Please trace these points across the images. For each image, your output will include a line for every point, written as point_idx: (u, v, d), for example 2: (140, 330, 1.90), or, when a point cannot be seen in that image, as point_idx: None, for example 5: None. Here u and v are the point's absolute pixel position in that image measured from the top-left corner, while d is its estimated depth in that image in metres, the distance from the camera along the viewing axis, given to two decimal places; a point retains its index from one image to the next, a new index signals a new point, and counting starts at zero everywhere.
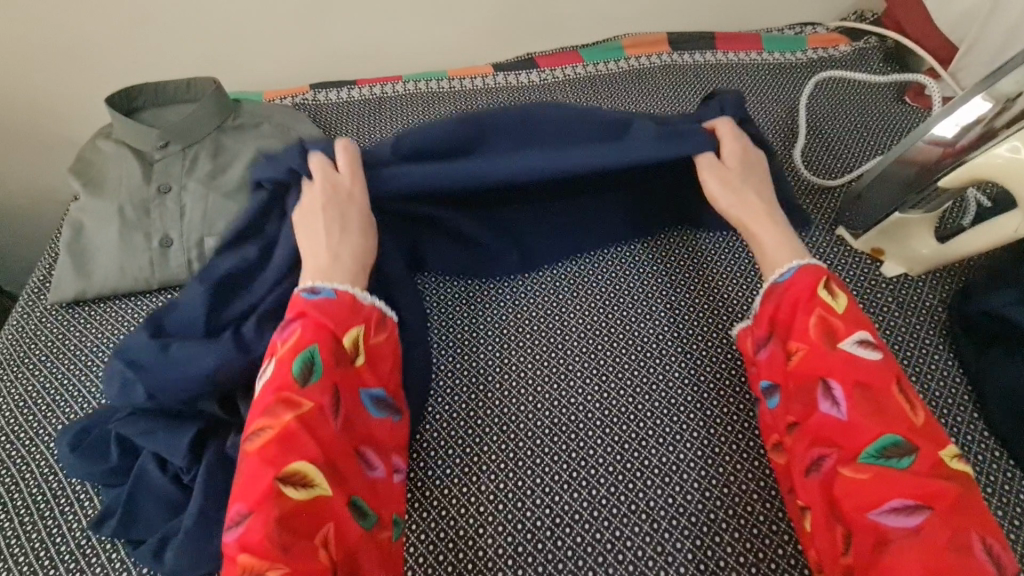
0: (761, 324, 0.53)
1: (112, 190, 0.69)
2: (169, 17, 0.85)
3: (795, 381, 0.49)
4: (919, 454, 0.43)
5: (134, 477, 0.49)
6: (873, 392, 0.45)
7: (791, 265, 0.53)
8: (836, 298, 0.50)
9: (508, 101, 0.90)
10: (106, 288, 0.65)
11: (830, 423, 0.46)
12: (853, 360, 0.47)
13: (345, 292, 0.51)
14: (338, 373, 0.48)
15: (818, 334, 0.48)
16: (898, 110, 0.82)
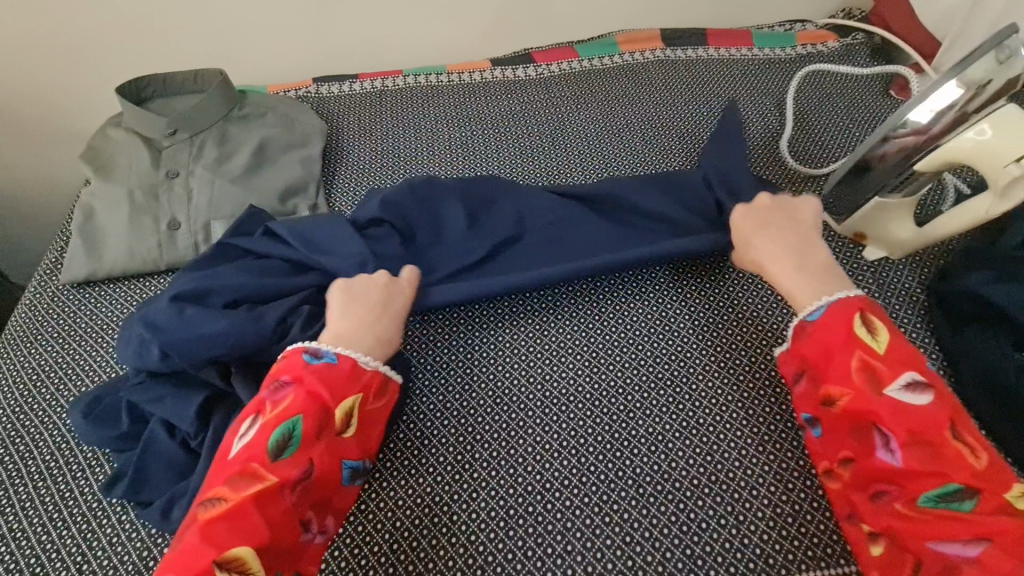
0: (796, 363, 0.53)
1: (122, 175, 0.71)
2: (177, 12, 0.88)
3: (844, 423, 0.48)
4: (981, 497, 0.43)
5: (144, 442, 0.51)
6: (926, 438, 0.45)
7: (822, 302, 0.52)
8: (877, 337, 0.49)
9: (505, 94, 0.93)
10: (116, 269, 0.68)
11: (885, 469, 0.46)
12: (901, 407, 0.46)
13: (347, 358, 0.50)
14: (315, 450, 0.45)
15: (860, 378, 0.47)
16: (882, 103, 0.85)
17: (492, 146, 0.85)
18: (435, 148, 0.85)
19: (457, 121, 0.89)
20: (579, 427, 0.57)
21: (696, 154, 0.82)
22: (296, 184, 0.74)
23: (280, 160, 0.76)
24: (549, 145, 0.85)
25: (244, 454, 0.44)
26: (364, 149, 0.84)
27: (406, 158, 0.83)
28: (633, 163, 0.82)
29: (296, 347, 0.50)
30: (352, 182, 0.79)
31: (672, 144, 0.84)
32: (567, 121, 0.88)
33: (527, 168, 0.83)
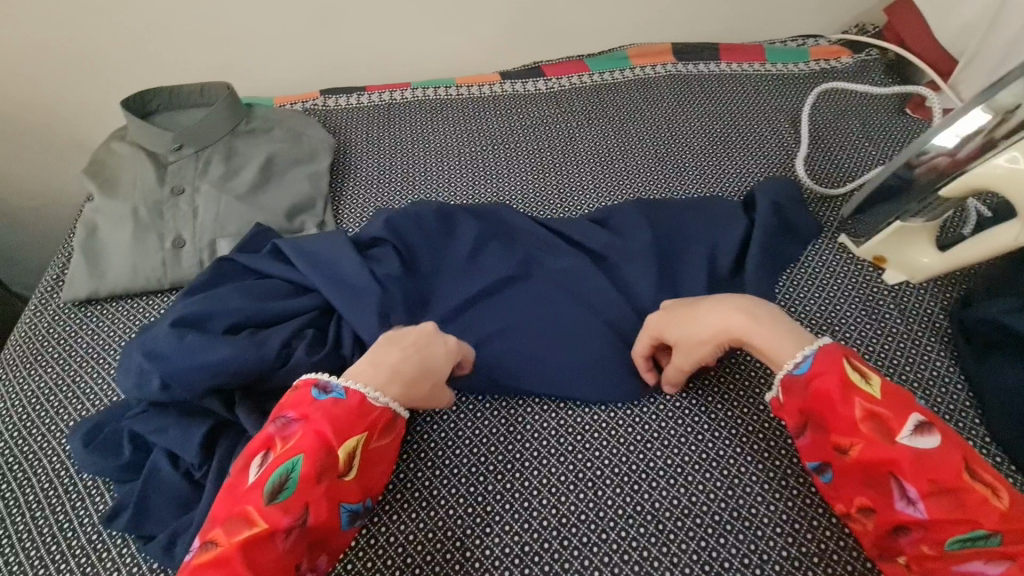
0: (796, 415, 0.48)
1: (126, 191, 0.70)
2: (184, 22, 0.87)
3: (857, 473, 0.44)
4: (1010, 535, 0.39)
5: (146, 473, 0.50)
6: (943, 482, 0.41)
7: (807, 351, 0.48)
8: (868, 381, 0.45)
9: (515, 108, 0.91)
10: (118, 287, 0.66)
11: (905, 517, 0.42)
12: (912, 453, 0.42)
13: (355, 393, 0.47)
14: (314, 492, 0.43)
15: (865, 426, 0.44)
16: (899, 121, 0.84)
17: (502, 162, 0.84)
18: (444, 164, 0.84)
19: (467, 135, 0.88)
20: (598, 469, 0.55)
21: (710, 172, 0.81)
22: (303, 202, 0.73)
23: (287, 177, 0.75)
24: (560, 161, 0.84)
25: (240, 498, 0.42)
26: (371, 165, 0.83)
27: (414, 175, 0.82)
28: (646, 181, 0.81)
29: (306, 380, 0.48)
30: (360, 198, 0.78)
31: (686, 161, 0.83)
32: (578, 136, 0.87)
33: (537, 185, 0.81)
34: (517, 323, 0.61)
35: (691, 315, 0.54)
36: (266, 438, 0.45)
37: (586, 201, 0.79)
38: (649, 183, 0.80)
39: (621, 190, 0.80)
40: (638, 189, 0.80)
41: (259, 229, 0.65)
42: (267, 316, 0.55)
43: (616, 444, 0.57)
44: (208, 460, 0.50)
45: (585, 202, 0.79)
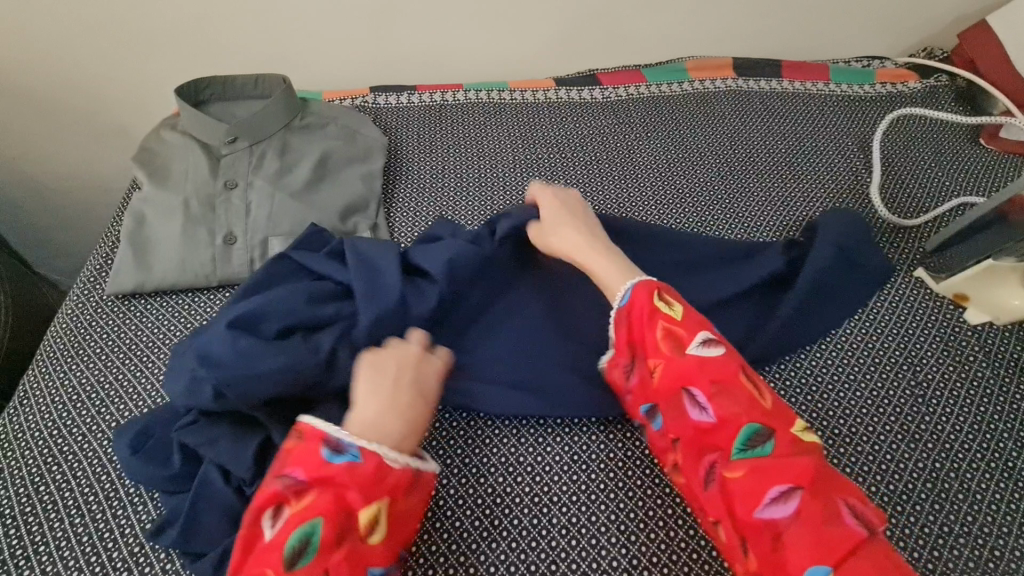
0: (621, 350, 0.53)
1: (178, 182, 0.67)
2: (239, 10, 0.85)
3: (663, 398, 0.49)
4: (779, 439, 0.45)
5: (195, 487, 0.47)
6: (727, 388, 0.47)
7: (627, 285, 0.54)
8: (672, 307, 0.51)
9: (571, 116, 0.89)
10: (165, 282, 0.64)
11: (703, 431, 0.47)
12: (703, 365, 0.48)
13: (372, 455, 0.44)
14: (334, 558, 0.41)
15: (665, 346, 0.50)
16: (972, 152, 0.81)
17: (558, 172, 0.82)
18: (499, 170, 0.81)
19: (522, 142, 0.85)
20: (670, 509, 0.52)
21: (775, 195, 0.78)
22: (357, 203, 0.70)
23: (341, 176, 0.72)
24: (618, 173, 0.81)
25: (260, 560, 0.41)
26: (424, 168, 0.80)
27: (469, 180, 0.79)
28: (707, 199, 0.78)
29: (312, 430, 0.45)
30: (412, 202, 0.75)
31: (749, 181, 0.80)
32: (637, 148, 0.84)
33: (594, 197, 0.79)
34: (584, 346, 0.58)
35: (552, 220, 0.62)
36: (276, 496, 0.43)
37: (644, 215, 0.77)
38: (710, 202, 0.78)
39: (681, 206, 0.77)
40: (698, 206, 0.77)
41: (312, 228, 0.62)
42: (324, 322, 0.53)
43: None
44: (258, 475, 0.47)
45: (644, 216, 0.76)
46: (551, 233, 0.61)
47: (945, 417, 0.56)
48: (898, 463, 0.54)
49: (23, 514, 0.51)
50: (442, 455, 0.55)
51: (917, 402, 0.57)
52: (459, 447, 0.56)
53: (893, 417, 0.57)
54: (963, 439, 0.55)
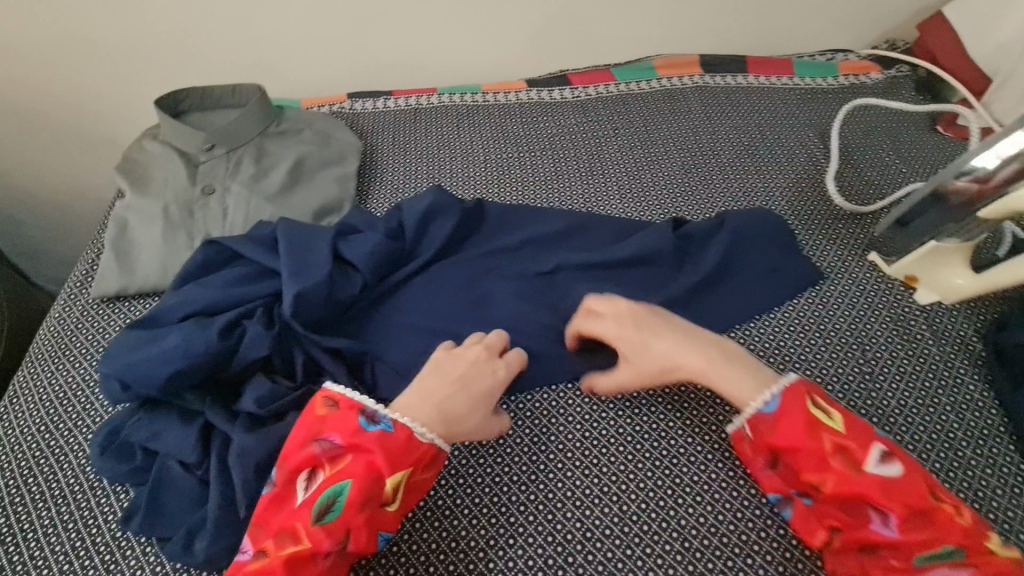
0: (767, 453, 0.51)
1: (158, 189, 0.70)
2: (218, 25, 0.88)
3: (831, 504, 0.47)
4: (965, 548, 0.44)
5: (155, 477, 0.49)
6: (910, 502, 0.45)
7: (773, 391, 0.51)
8: (831, 416, 0.49)
9: (542, 116, 0.92)
10: (146, 284, 0.67)
11: (877, 541, 0.46)
12: (879, 479, 0.46)
13: (404, 428, 0.48)
14: (357, 519, 0.45)
15: (840, 461, 0.47)
16: (930, 139, 0.83)
17: (528, 170, 0.84)
18: (471, 170, 0.84)
19: (493, 143, 0.88)
20: (621, 484, 0.55)
21: (737, 186, 0.80)
22: (331, 203, 0.73)
23: (316, 178, 0.75)
24: (586, 169, 0.84)
25: (289, 511, 0.45)
26: (398, 170, 0.83)
27: (441, 180, 0.82)
28: (672, 191, 0.81)
29: (353, 403, 0.48)
30: (387, 201, 0.78)
31: (712, 173, 0.82)
32: (605, 145, 0.87)
33: (562, 192, 0.81)
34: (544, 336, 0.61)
35: (644, 347, 0.56)
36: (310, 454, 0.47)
37: (610, 208, 0.79)
38: (675, 194, 0.80)
39: (646, 199, 0.80)
40: (663, 198, 0.80)
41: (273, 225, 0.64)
42: (290, 316, 0.56)
43: (636, 460, 0.56)
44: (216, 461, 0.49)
45: (611, 209, 0.79)
46: (635, 360, 0.56)
47: (890, 392, 0.59)
48: None
49: (13, 504, 0.54)
50: None
51: (865, 379, 0.60)
52: None
53: (842, 393, 0.59)
54: (907, 412, 0.58)
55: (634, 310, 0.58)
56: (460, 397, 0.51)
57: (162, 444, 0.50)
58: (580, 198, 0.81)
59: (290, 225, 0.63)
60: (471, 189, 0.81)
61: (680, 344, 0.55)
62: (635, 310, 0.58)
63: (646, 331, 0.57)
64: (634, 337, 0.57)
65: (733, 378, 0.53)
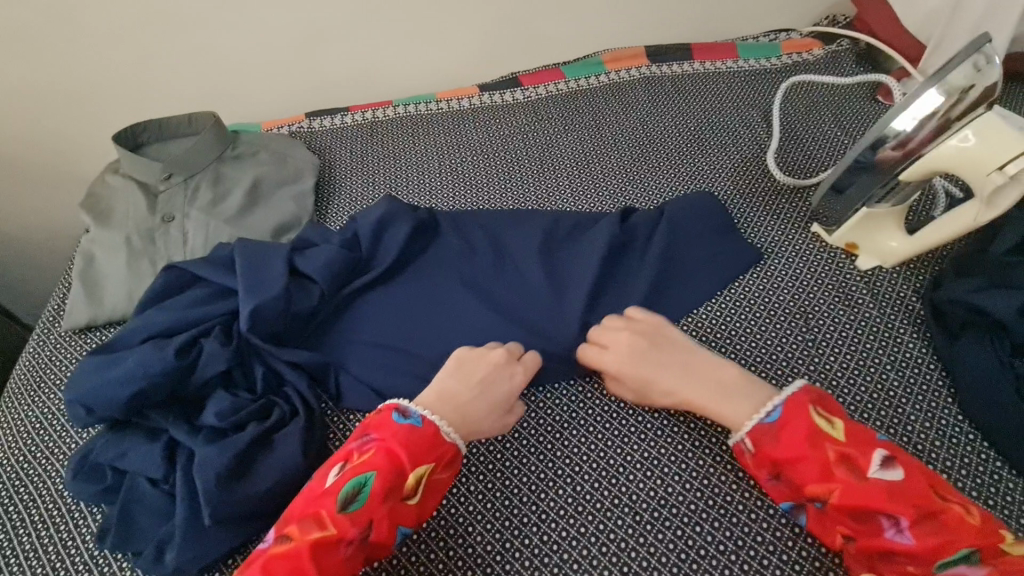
0: (770, 467, 0.51)
1: (120, 221, 0.73)
2: (173, 57, 0.91)
3: (840, 514, 0.48)
4: (981, 551, 0.44)
5: (125, 494, 0.52)
6: (920, 505, 0.45)
7: (775, 401, 0.52)
8: (833, 425, 0.50)
9: (494, 119, 0.94)
10: (114, 313, 0.69)
11: (892, 550, 0.46)
12: (886, 486, 0.46)
13: (431, 424, 0.53)
14: (379, 510, 0.48)
15: (843, 470, 0.48)
16: (870, 109, 0.85)
17: (481, 173, 0.86)
18: (426, 177, 0.86)
19: (448, 149, 0.90)
20: (575, 466, 0.58)
21: (685, 171, 0.82)
22: (289, 220, 0.75)
23: (273, 198, 0.77)
24: (538, 167, 0.86)
25: (316, 500, 0.48)
26: (355, 182, 0.85)
27: (398, 190, 0.84)
28: (622, 181, 0.83)
29: (390, 404, 0.55)
30: (345, 213, 0.81)
31: (660, 160, 0.84)
32: (556, 142, 0.89)
33: (515, 190, 0.84)
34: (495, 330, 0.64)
35: (648, 374, 0.58)
36: (348, 450, 0.52)
37: (562, 202, 0.81)
38: (625, 184, 0.82)
39: (597, 191, 0.82)
40: (613, 189, 0.82)
41: (228, 246, 0.67)
42: (247, 330, 0.58)
43: (587, 443, 0.59)
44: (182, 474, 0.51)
45: (562, 203, 0.81)
46: (642, 389, 0.58)
47: (833, 357, 0.61)
48: None
49: None
50: None
51: (809, 347, 0.62)
52: None
53: (784, 357, 0.61)
54: (850, 375, 0.60)
55: (642, 334, 0.60)
56: (478, 401, 0.57)
57: (129, 462, 0.52)
58: (532, 195, 0.83)
59: (247, 245, 0.65)
60: (427, 195, 0.84)
61: (682, 368, 0.57)
62: (636, 339, 0.59)
63: (648, 360, 0.58)
64: (638, 364, 0.58)
65: (732, 399, 0.54)
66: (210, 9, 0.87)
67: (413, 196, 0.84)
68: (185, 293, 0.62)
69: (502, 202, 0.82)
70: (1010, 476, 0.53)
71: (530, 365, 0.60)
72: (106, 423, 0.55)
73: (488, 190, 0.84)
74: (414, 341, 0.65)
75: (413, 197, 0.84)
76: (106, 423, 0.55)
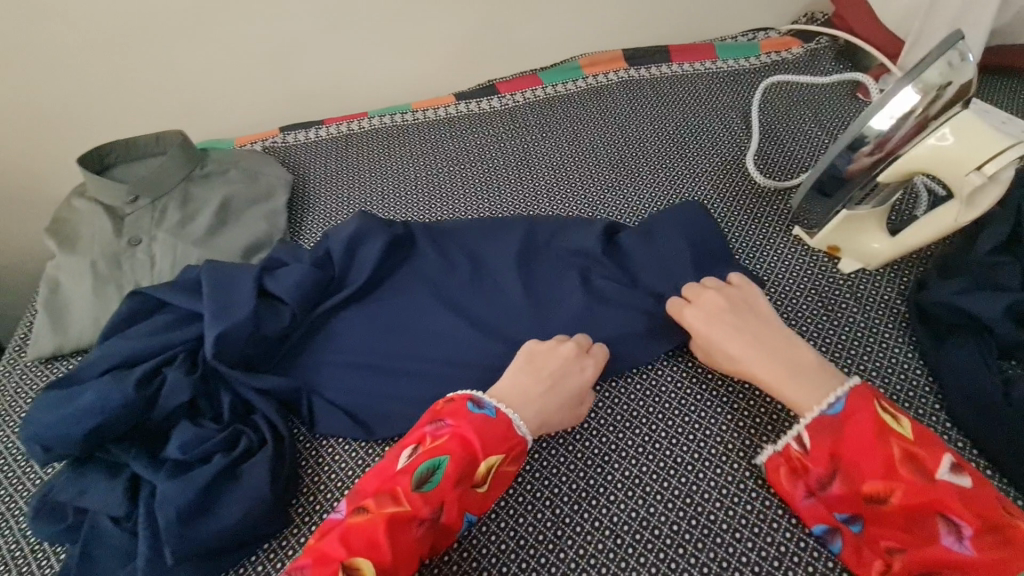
0: (828, 462, 0.49)
1: (85, 246, 0.71)
2: (142, 76, 0.89)
3: (897, 517, 0.46)
4: None
5: (86, 533, 0.50)
6: (987, 518, 0.43)
7: (837, 392, 0.51)
8: (901, 423, 0.48)
9: (471, 128, 0.92)
10: (80, 341, 0.67)
11: (949, 559, 0.44)
12: (951, 490, 0.45)
13: (504, 415, 0.54)
14: (452, 493, 0.49)
15: (908, 468, 0.46)
16: (851, 107, 0.84)
17: (459, 184, 0.85)
18: (402, 190, 0.85)
19: (424, 160, 0.88)
20: (554, 487, 0.56)
21: (666, 175, 0.81)
22: (260, 239, 0.74)
23: (243, 217, 0.76)
24: (516, 175, 0.85)
25: (393, 477, 0.50)
26: (329, 197, 0.83)
27: (374, 205, 0.83)
28: (601, 188, 0.81)
29: (462, 394, 0.55)
30: (319, 229, 0.79)
31: (639, 164, 0.83)
32: (533, 149, 0.88)
33: (492, 200, 0.82)
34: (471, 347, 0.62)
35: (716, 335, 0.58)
36: (423, 433, 0.53)
37: (541, 211, 0.80)
38: (603, 190, 0.81)
39: (576, 199, 0.80)
40: (591, 196, 0.80)
41: (193, 268, 0.65)
42: (212, 357, 0.57)
43: (566, 463, 0.57)
44: (144, 511, 0.50)
45: (540, 212, 0.80)
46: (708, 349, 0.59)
47: None
48: (770, 416, 0.58)
49: None
50: (345, 468, 0.57)
51: None
52: (361, 458, 0.58)
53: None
54: None
55: (729, 298, 0.59)
56: (550, 395, 0.56)
57: (90, 500, 0.50)
58: (509, 204, 0.81)
59: (217, 266, 0.62)
60: (402, 208, 0.82)
61: (751, 336, 0.56)
62: (718, 303, 0.59)
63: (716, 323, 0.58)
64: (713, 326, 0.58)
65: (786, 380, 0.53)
66: (176, 25, 0.85)
67: (389, 209, 0.82)
68: (149, 320, 0.60)
69: (479, 213, 0.81)
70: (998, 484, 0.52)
71: (601, 355, 0.60)
72: (66, 459, 0.53)
73: (465, 201, 0.83)
74: (388, 360, 0.63)
75: (388, 210, 0.82)
76: (66, 458, 0.53)
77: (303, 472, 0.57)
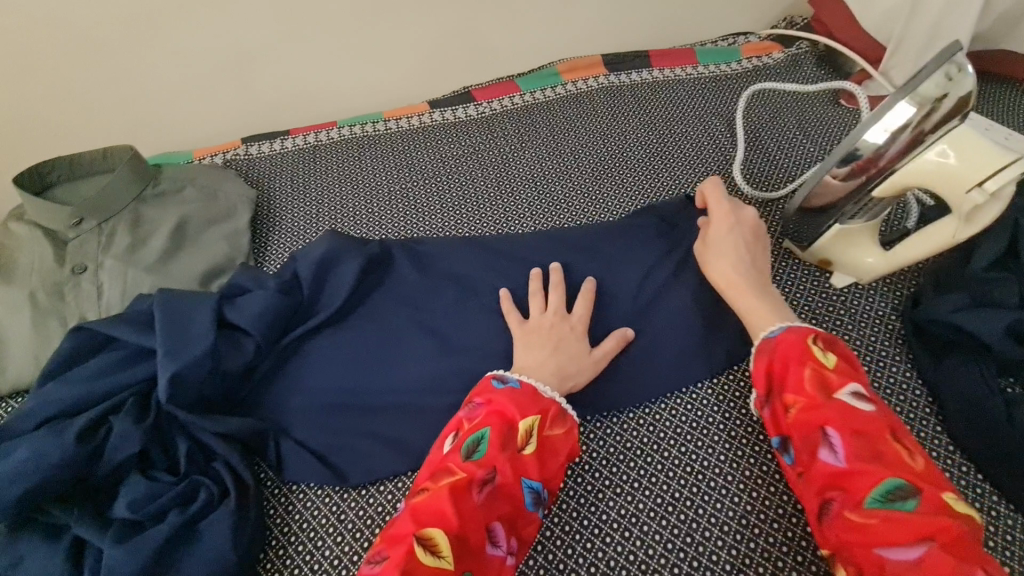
0: (757, 381, 0.50)
1: (23, 275, 0.65)
2: (86, 85, 0.82)
3: (795, 435, 0.46)
4: (922, 498, 0.40)
5: None
6: (869, 437, 0.43)
7: (779, 324, 0.52)
8: (825, 354, 0.48)
9: (446, 137, 0.88)
10: (19, 381, 0.61)
11: (829, 472, 0.43)
12: (847, 409, 0.45)
13: (529, 384, 0.51)
14: (501, 458, 0.46)
15: (813, 387, 0.46)
16: (834, 115, 0.83)
17: (435, 197, 0.80)
18: (375, 205, 0.80)
19: (398, 173, 0.84)
20: (548, 532, 0.52)
21: (651, 186, 0.78)
22: (221, 264, 0.69)
23: (202, 239, 0.70)
24: (495, 187, 0.81)
25: (441, 458, 0.47)
26: (296, 214, 0.78)
27: (345, 221, 0.78)
28: (584, 199, 0.78)
29: (487, 376, 0.53)
30: (286, 247, 0.74)
31: (622, 175, 0.80)
32: (513, 159, 0.84)
33: (470, 212, 0.78)
34: (451, 377, 0.58)
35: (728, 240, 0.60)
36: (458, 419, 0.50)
37: (521, 224, 0.76)
38: (586, 202, 0.77)
39: (558, 212, 0.77)
40: (574, 208, 0.77)
41: (142, 298, 0.59)
42: (166, 402, 0.51)
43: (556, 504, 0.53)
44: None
45: (521, 224, 0.76)
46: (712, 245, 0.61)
47: None
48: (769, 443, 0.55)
49: None
50: (318, 516, 0.53)
51: None
52: (335, 504, 0.53)
53: None
54: None
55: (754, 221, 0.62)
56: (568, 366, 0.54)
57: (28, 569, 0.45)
58: (488, 217, 0.77)
59: (171, 296, 0.56)
60: (376, 223, 0.78)
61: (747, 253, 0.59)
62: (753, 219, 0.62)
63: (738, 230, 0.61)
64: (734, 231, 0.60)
65: (750, 298, 0.56)
66: (126, 33, 0.79)
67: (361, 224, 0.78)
68: (92, 359, 0.55)
69: (456, 226, 0.77)
70: (1005, 511, 0.49)
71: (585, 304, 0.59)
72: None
73: (441, 215, 0.78)
74: (361, 394, 0.58)
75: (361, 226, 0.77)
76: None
77: (272, 521, 0.53)
